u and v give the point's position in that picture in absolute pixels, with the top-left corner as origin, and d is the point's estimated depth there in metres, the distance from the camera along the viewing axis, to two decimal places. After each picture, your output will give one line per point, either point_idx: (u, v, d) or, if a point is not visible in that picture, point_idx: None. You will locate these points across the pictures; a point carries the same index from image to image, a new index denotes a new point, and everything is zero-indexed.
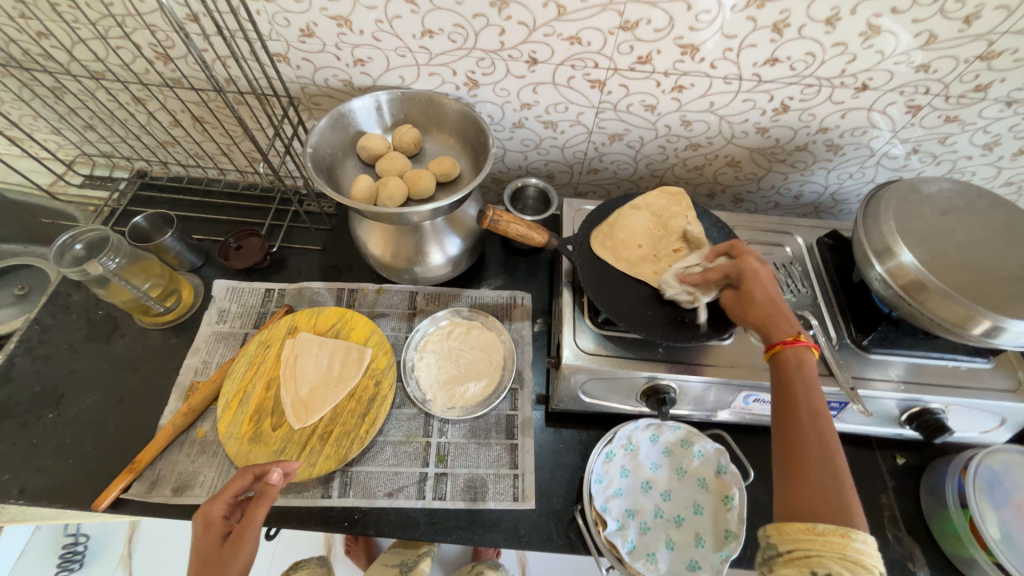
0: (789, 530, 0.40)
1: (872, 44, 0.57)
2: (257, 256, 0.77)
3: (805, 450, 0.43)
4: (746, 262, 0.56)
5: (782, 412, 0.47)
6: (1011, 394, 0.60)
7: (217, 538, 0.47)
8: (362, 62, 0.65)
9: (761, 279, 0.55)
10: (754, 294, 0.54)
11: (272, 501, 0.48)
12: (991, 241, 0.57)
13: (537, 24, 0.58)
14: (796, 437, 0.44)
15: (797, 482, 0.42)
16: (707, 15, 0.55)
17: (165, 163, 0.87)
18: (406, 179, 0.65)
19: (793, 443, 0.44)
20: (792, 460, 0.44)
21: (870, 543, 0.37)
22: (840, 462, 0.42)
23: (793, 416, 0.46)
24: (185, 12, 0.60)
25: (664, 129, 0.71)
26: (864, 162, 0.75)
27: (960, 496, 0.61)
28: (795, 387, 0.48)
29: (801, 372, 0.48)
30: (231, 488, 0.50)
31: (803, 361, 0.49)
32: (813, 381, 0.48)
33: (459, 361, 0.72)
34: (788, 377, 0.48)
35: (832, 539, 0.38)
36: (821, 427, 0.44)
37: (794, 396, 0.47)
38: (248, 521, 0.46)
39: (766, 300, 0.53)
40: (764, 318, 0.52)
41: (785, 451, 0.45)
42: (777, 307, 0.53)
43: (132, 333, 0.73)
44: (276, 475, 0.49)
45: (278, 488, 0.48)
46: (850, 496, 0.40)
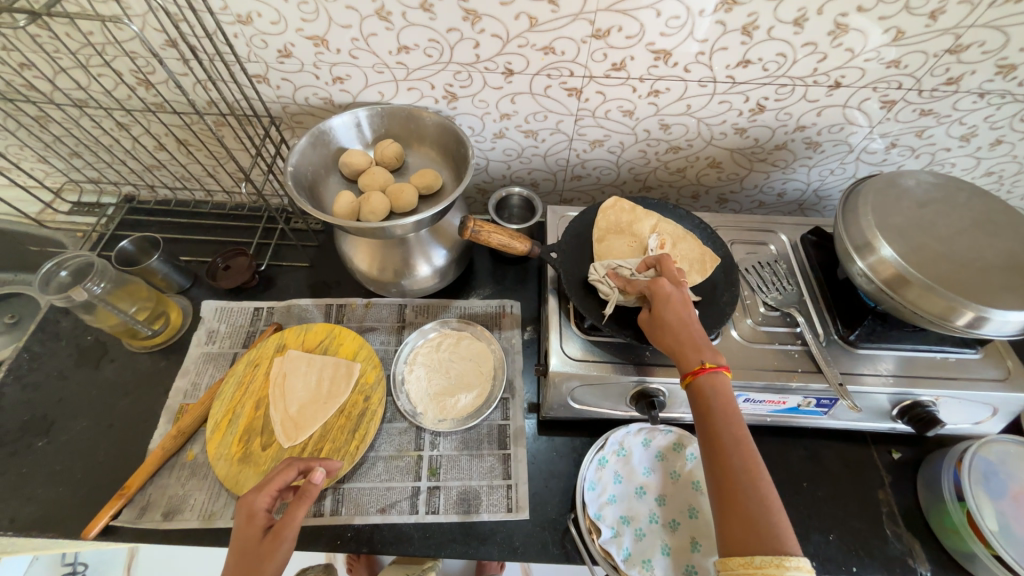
0: (730, 564, 0.40)
1: (842, 43, 0.58)
2: (245, 275, 0.78)
3: (734, 484, 0.43)
4: (659, 282, 0.55)
5: (706, 445, 0.46)
6: (1001, 383, 0.59)
7: (259, 531, 0.46)
8: (340, 80, 0.66)
9: (670, 300, 0.54)
10: (664, 317, 0.53)
11: (312, 501, 0.47)
12: (970, 231, 0.57)
13: (510, 36, 0.59)
14: (725, 473, 0.44)
15: (730, 516, 0.42)
16: (677, 21, 0.56)
17: (152, 186, 0.88)
18: (388, 193, 0.65)
19: (722, 478, 0.44)
20: (724, 496, 0.43)
21: (803, 566, 0.37)
22: (766, 486, 0.42)
23: (718, 447, 0.45)
24: (163, 38, 0.61)
25: (643, 134, 0.72)
26: (844, 158, 0.75)
27: (956, 488, 0.61)
28: (712, 418, 0.47)
29: (716, 399, 0.47)
30: (275, 482, 0.49)
31: (716, 387, 0.48)
32: (731, 405, 0.47)
33: (449, 373, 0.71)
34: (705, 407, 0.48)
35: (768, 571, 0.38)
36: (745, 456, 0.44)
37: (712, 427, 0.46)
38: (289, 519, 0.45)
39: (676, 323, 0.52)
40: (673, 343, 0.51)
41: (718, 486, 0.44)
42: (686, 330, 0.51)
43: (121, 358, 0.73)
44: (319, 476, 0.48)
45: (319, 488, 0.48)
46: (779, 520, 0.40)
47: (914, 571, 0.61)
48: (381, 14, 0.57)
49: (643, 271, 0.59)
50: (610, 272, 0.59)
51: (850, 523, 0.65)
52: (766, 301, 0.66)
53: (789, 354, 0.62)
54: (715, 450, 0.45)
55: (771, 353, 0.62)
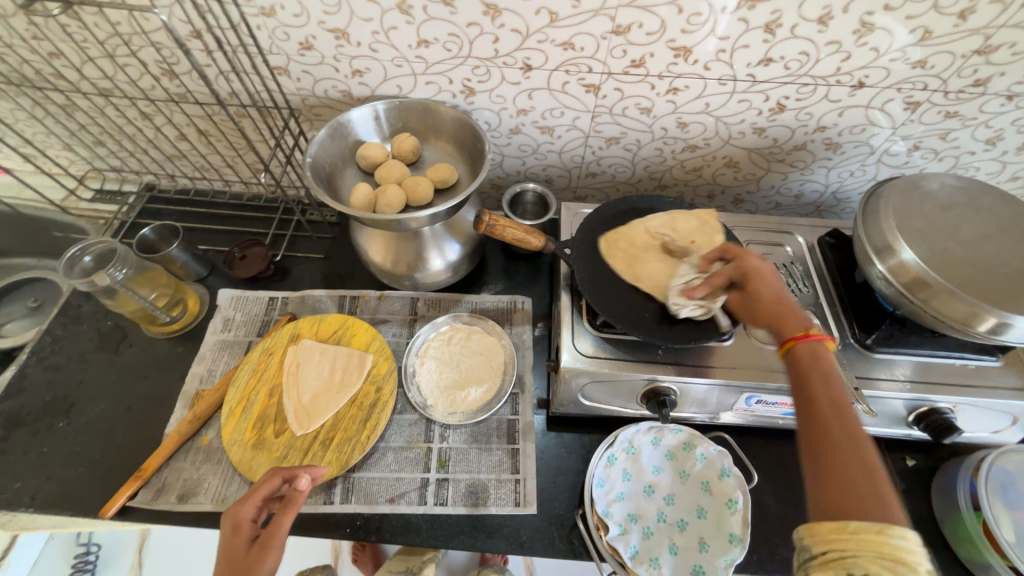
0: (818, 530, 0.37)
1: (867, 42, 0.57)
2: (261, 265, 0.79)
3: (833, 446, 0.40)
4: (747, 260, 0.54)
5: (806, 409, 0.44)
6: (1022, 392, 0.58)
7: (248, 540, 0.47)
8: (360, 73, 0.66)
9: (763, 277, 0.53)
10: (762, 295, 0.52)
11: (299, 507, 0.48)
12: (995, 236, 0.56)
13: (530, 31, 0.59)
14: (824, 436, 0.41)
15: (825, 481, 0.39)
16: (698, 18, 0.56)
17: (172, 176, 0.89)
18: (404, 187, 0.66)
19: (819, 439, 0.41)
20: (821, 458, 0.40)
21: (912, 538, 0.34)
22: (868, 455, 0.39)
23: (815, 412, 0.43)
24: (188, 29, 0.62)
25: (660, 132, 0.72)
26: (865, 160, 0.74)
27: (972, 498, 0.60)
28: (813, 382, 0.45)
29: (819, 364, 0.46)
30: (261, 491, 0.50)
31: (818, 355, 0.46)
32: (835, 372, 0.45)
33: (460, 366, 0.72)
34: (805, 374, 0.46)
35: (868, 538, 0.35)
36: (845, 419, 0.41)
37: (812, 391, 0.44)
38: (275, 526, 0.47)
39: (771, 299, 0.52)
40: (775, 313, 0.51)
41: (816, 450, 0.41)
42: (781, 303, 0.51)
43: (140, 343, 0.75)
44: (305, 481, 0.49)
45: (305, 494, 0.49)
46: (883, 484, 0.37)
47: None
48: (403, 7, 0.57)
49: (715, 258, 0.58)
50: None
51: None
52: None
53: None
54: (813, 415, 0.43)
55: None
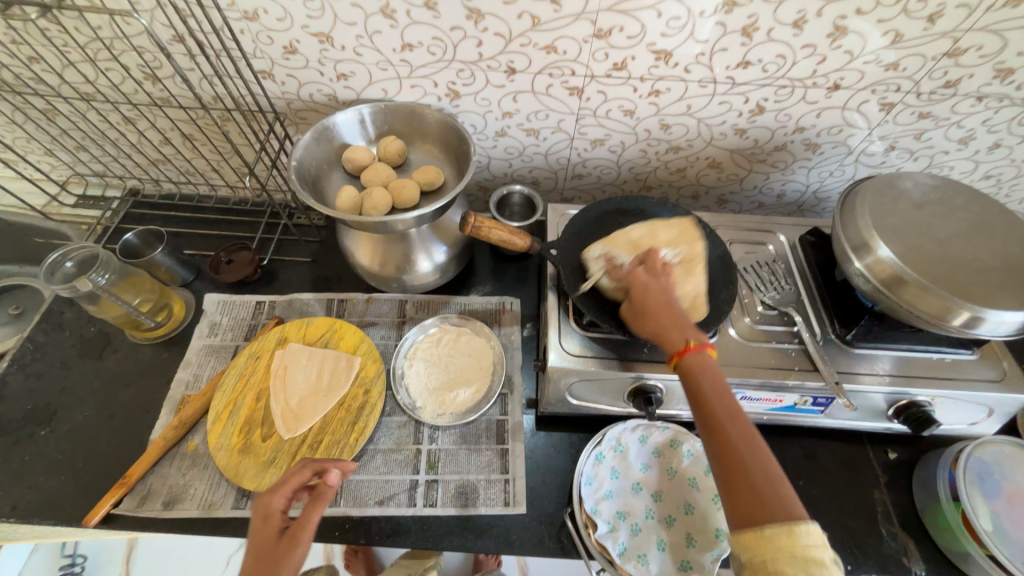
0: (741, 542, 0.40)
1: (840, 45, 0.58)
2: (247, 269, 0.78)
3: (733, 454, 0.43)
4: (634, 273, 0.56)
5: (702, 422, 0.46)
6: (997, 384, 0.60)
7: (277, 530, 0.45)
8: (345, 76, 0.66)
9: (647, 288, 0.55)
10: (646, 305, 0.54)
11: (327, 502, 0.46)
12: (967, 232, 0.57)
13: (513, 35, 0.59)
14: (722, 444, 0.44)
15: (735, 493, 0.41)
16: (677, 22, 0.57)
17: (157, 180, 0.88)
18: (390, 189, 0.66)
19: (721, 447, 0.44)
20: (725, 466, 0.43)
21: (814, 530, 0.37)
22: (766, 455, 0.42)
23: (712, 421, 0.45)
24: (170, 33, 0.62)
25: (644, 133, 0.73)
26: (843, 160, 0.76)
27: (951, 488, 0.61)
28: (704, 392, 0.47)
29: (704, 373, 0.48)
30: (291, 482, 0.48)
31: (703, 365, 0.48)
32: (720, 381, 0.48)
33: (449, 368, 0.72)
34: (698, 388, 0.48)
35: (779, 540, 0.38)
36: (737, 424, 0.44)
37: (704, 402, 0.46)
38: (307, 520, 0.45)
39: (656, 307, 0.53)
40: (656, 330, 0.52)
41: (720, 461, 0.44)
42: (669, 313, 0.53)
43: (124, 348, 0.74)
44: (334, 476, 0.47)
45: (335, 488, 0.47)
46: (779, 479, 0.40)
47: (908, 570, 0.62)
48: (386, 12, 0.58)
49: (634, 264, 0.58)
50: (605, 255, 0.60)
51: (845, 521, 0.65)
52: (764, 300, 0.66)
53: (786, 353, 0.62)
54: (710, 424, 0.45)
55: (768, 351, 0.62)
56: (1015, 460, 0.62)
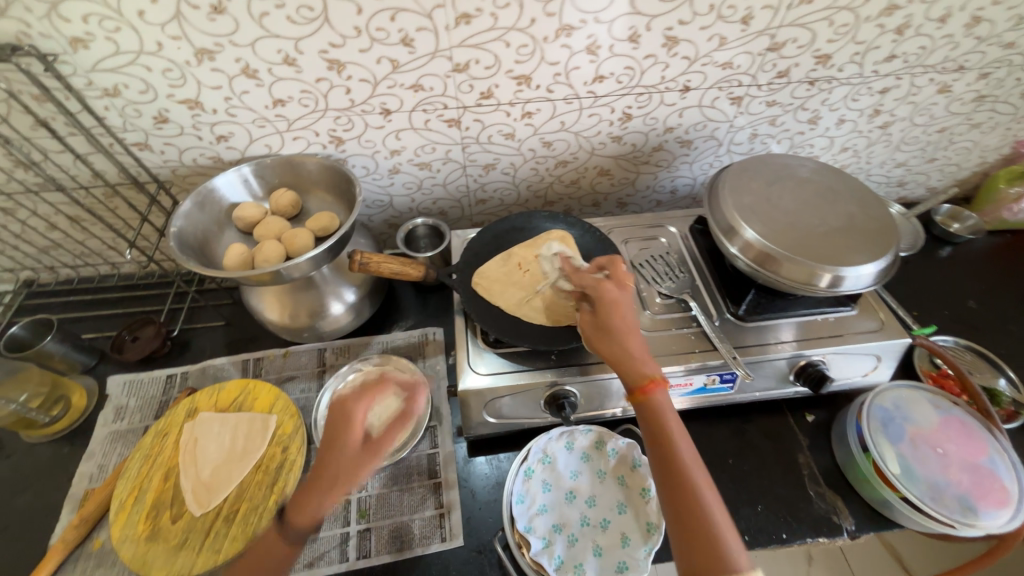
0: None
1: (677, 52, 0.64)
2: (154, 342, 0.76)
3: (691, 503, 0.44)
4: (605, 288, 0.57)
5: (662, 465, 0.47)
6: (877, 333, 0.64)
7: (609, 313, 0.55)
8: (224, 138, 0.67)
9: (615, 305, 0.55)
10: (613, 326, 0.54)
11: (613, 299, 0.56)
12: (816, 200, 0.63)
13: (378, 79, 0.62)
14: (682, 493, 0.44)
15: (689, 522, 0.43)
16: (526, 49, 0.61)
17: (51, 267, 0.85)
18: (283, 240, 0.66)
19: (681, 498, 0.44)
20: (683, 515, 0.44)
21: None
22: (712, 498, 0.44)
23: (676, 473, 0.45)
24: (31, 120, 0.61)
25: (530, 152, 0.76)
26: (717, 151, 0.82)
27: (860, 440, 0.65)
28: (666, 438, 0.47)
29: (666, 418, 0.48)
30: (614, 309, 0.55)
31: (664, 409, 0.49)
32: (678, 424, 0.48)
33: (373, 410, 0.71)
34: (659, 430, 0.48)
35: None
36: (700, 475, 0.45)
37: (670, 451, 0.47)
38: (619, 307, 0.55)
39: (624, 331, 0.53)
40: (617, 354, 0.52)
41: (676, 504, 0.44)
42: (633, 338, 0.53)
43: (19, 451, 0.69)
44: (613, 295, 0.56)
45: (611, 295, 0.56)
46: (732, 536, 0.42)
47: (840, 528, 0.63)
48: (248, 72, 0.60)
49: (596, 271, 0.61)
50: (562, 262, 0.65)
51: (776, 491, 0.67)
52: (662, 291, 0.69)
53: (687, 337, 0.65)
54: (678, 476, 0.45)
55: (670, 338, 0.65)
56: (912, 401, 0.67)
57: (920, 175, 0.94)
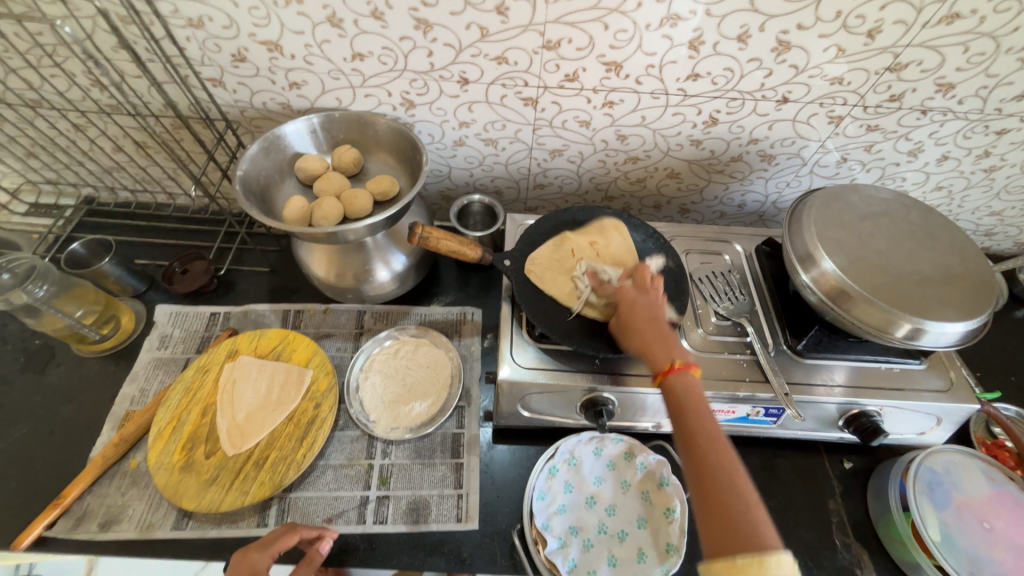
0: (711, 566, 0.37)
1: (785, 59, 0.59)
2: (202, 279, 0.77)
3: (709, 478, 0.41)
4: (624, 291, 0.57)
5: (681, 441, 0.44)
6: (944, 394, 0.60)
7: (634, 309, 0.55)
8: (297, 85, 0.66)
9: (636, 306, 0.55)
10: (634, 322, 0.54)
11: (636, 298, 0.56)
12: (908, 244, 0.58)
13: (462, 45, 0.59)
14: (699, 469, 0.42)
15: (711, 507, 0.39)
16: (625, 34, 0.57)
17: (112, 189, 0.86)
18: (342, 199, 0.65)
19: (699, 473, 0.41)
20: (703, 494, 0.40)
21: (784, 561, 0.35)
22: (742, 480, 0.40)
23: (694, 447, 0.43)
24: (113, 40, 0.60)
25: (601, 144, 0.73)
26: (799, 171, 0.77)
27: (901, 498, 0.62)
28: (686, 413, 0.45)
29: (690, 394, 0.46)
30: (641, 308, 0.54)
31: (686, 385, 0.47)
32: (702, 401, 0.46)
33: (405, 380, 0.71)
34: (678, 405, 0.46)
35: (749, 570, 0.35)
36: (720, 451, 0.42)
37: (687, 425, 0.44)
38: (639, 303, 0.55)
39: (644, 325, 0.53)
40: (641, 345, 0.52)
41: (696, 481, 0.42)
42: (655, 329, 0.52)
43: (68, 362, 0.72)
44: (634, 294, 0.56)
45: (631, 295, 0.56)
46: (760, 516, 0.38)
47: None
48: (333, 21, 0.57)
49: (622, 280, 0.60)
50: (588, 272, 0.62)
51: (800, 534, 0.65)
52: (717, 311, 0.67)
53: (738, 364, 0.62)
54: (695, 451, 0.43)
55: (721, 362, 0.62)
56: (966, 469, 0.62)
57: (1013, 228, 0.86)
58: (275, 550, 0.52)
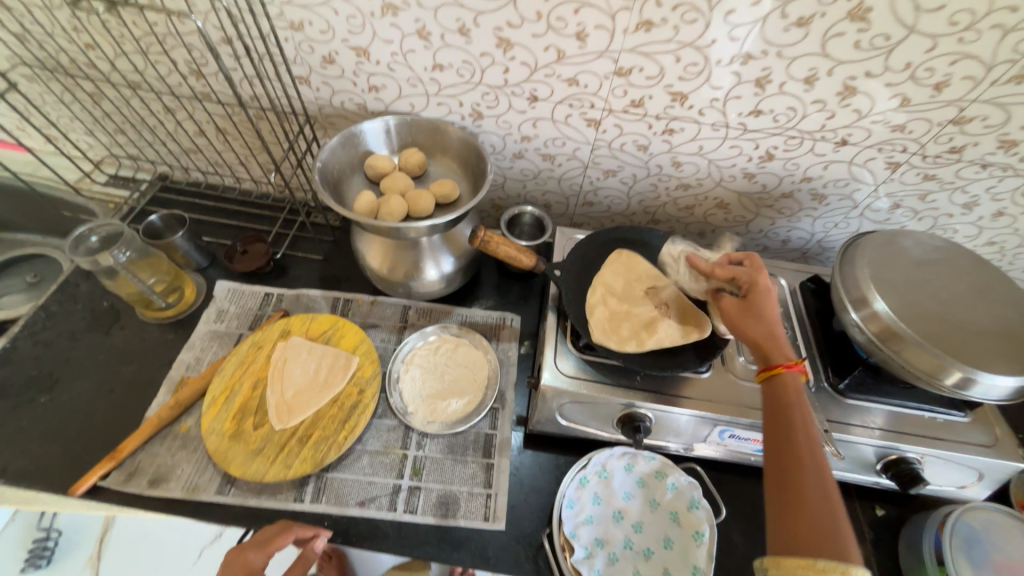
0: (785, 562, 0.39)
1: (850, 103, 0.61)
2: (260, 261, 0.81)
3: (802, 485, 0.42)
4: (760, 276, 0.57)
5: (779, 447, 0.46)
6: (988, 450, 0.59)
7: (765, 303, 0.55)
8: (376, 89, 0.70)
9: (764, 294, 0.56)
10: (761, 311, 0.54)
11: (768, 294, 0.55)
12: (961, 295, 0.59)
13: (538, 65, 0.63)
14: (794, 475, 0.43)
15: (793, 513, 0.41)
16: (695, 67, 0.60)
17: (186, 169, 0.92)
18: (407, 198, 0.69)
19: (787, 472, 0.44)
20: (790, 497, 0.42)
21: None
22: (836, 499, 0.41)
23: (788, 452, 0.45)
24: (220, 35, 0.66)
25: (656, 168, 0.75)
26: (848, 213, 0.78)
27: (936, 552, 0.60)
28: (794, 419, 0.47)
29: (797, 402, 0.48)
30: (762, 302, 0.55)
31: (791, 392, 0.49)
32: (808, 410, 0.48)
33: (443, 377, 0.73)
34: (785, 407, 0.48)
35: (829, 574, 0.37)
36: (820, 468, 0.43)
37: (786, 427, 0.47)
38: (766, 298, 0.55)
39: (769, 317, 0.54)
40: (768, 336, 0.52)
41: (780, 480, 0.44)
42: (774, 325, 0.53)
43: (132, 326, 0.77)
44: (767, 281, 0.56)
45: (767, 284, 0.56)
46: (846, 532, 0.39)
47: None
48: (422, 33, 0.62)
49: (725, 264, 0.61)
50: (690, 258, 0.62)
51: None
52: None
53: None
54: (794, 458, 0.44)
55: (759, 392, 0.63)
56: (1008, 530, 0.60)
57: None
58: (273, 549, 0.54)
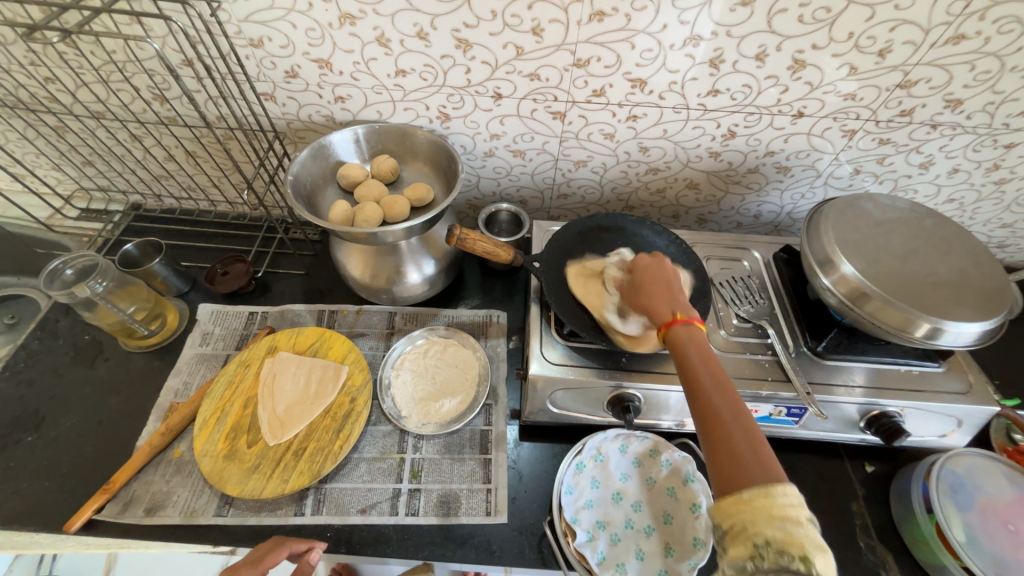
0: (721, 504, 0.40)
1: (801, 76, 0.63)
2: (241, 281, 0.80)
3: (716, 420, 0.43)
4: (638, 261, 0.62)
5: (688, 388, 0.47)
6: (964, 396, 0.62)
7: (645, 279, 0.59)
8: (342, 99, 0.71)
9: (648, 271, 0.60)
10: (643, 286, 0.58)
11: (648, 271, 0.60)
12: (923, 250, 0.61)
13: (499, 63, 0.64)
14: (706, 413, 0.44)
15: (718, 452, 0.42)
16: (650, 53, 0.62)
17: (158, 196, 0.92)
18: (382, 204, 0.69)
19: (705, 414, 0.44)
20: (709, 434, 0.43)
21: (790, 490, 0.37)
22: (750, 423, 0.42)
23: (701, 393, 0.46)
24: (180, 58, 0.66)
25: (624, 155, 0.77)
26: (814, 182, 0.80)
27: (925, 500, 0.62)
28: (691, 361, 0.48)
29: (691, 344, 0.49)
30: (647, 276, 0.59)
31: (691, 335, 0.50)
32: (708, 350, 0.49)
33: (435, 378, 0.73)
34: (684, 354, 0.49)
35: (757, 503, 0.38)
36: (728, 396, 0.44)
37: (692, 373, 0.47)
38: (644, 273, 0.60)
39: (653, 285, 0.58)
40: (653, 304, 0.56)
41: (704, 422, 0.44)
42: (666, 290, 0.57)
43: (116, 356, 0.76)
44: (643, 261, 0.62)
45: (643, 263, 0.62)
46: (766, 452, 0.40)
47: None
48: (382, 41, 0.63)
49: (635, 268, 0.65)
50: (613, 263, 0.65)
51: (823, 535, 0.65)
52: (739, 313, 0.70)
53: (760, 364, 0.64)
54: (703, 395, 0.46)
55: (742, 362, 0.64)
56: (989, 472, 0.62)
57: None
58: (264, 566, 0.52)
